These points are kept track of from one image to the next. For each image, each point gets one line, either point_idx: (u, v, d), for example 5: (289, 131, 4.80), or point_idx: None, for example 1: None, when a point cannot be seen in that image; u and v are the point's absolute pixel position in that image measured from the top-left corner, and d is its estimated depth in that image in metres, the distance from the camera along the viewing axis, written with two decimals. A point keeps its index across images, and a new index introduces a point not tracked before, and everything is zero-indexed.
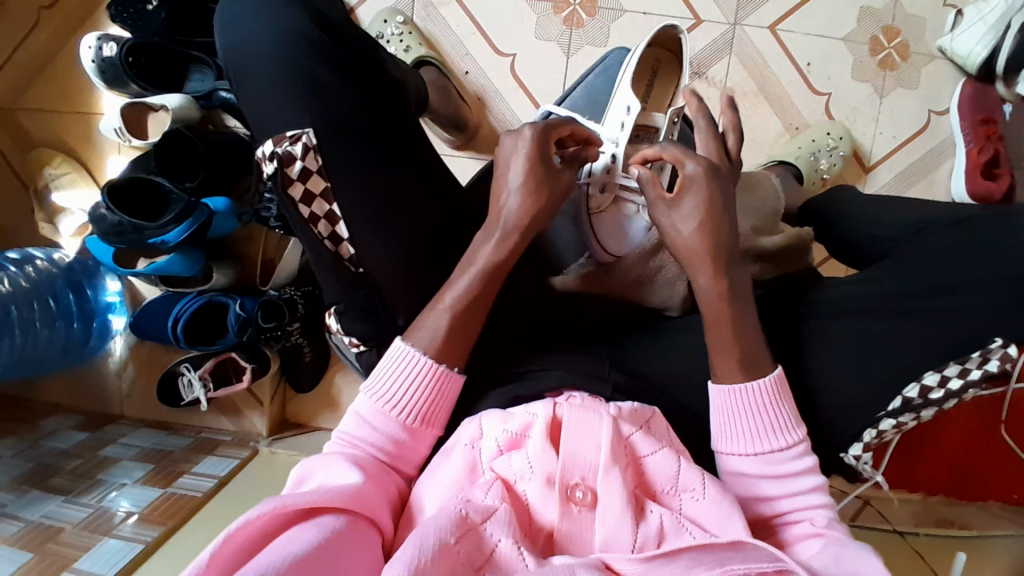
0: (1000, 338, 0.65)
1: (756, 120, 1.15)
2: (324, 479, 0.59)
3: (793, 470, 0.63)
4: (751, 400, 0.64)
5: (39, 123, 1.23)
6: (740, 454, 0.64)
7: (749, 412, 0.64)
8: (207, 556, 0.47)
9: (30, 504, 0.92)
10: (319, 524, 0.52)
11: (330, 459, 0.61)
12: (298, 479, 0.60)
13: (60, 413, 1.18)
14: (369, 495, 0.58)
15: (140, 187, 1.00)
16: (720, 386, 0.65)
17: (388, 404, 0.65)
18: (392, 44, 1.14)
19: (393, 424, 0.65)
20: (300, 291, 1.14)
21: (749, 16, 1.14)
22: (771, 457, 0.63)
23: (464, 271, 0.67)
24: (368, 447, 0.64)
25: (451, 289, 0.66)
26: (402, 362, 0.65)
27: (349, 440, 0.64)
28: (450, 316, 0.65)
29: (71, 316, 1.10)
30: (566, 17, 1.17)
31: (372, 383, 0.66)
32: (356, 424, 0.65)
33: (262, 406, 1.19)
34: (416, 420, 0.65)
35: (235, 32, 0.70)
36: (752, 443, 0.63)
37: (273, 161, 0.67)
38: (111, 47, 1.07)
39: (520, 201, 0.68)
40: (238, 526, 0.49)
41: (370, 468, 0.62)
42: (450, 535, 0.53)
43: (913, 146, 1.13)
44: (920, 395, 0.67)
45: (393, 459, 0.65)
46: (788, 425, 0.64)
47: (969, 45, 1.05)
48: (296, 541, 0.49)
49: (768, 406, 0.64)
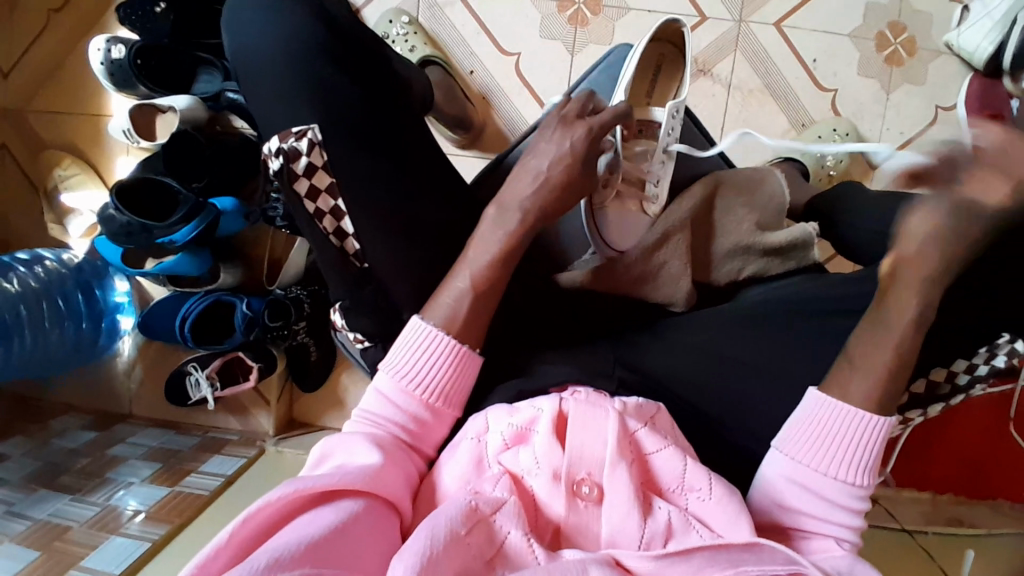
0: (1008, 334, 0.66)
1: (763, 118, 1.15)
2: (345, 459, 0.59)
3: (844, 501, 0.61)
4: (838, 422, 0.62)
5: (46, 125, 1.24)
6: (799, 463, 0.62)
7: (834, 437, 0.61)
8: (225, 536, 0.48)
9: (39, 502, 0.93)
10: (339, 508, 0.53)
11: (352, 437, 0.61)
12: (321, 456, 0.60)
13: (70, 413, 1.19)
14: (389, 479, 0.57)
15: (150, 188, 1.01)
16: (824, 396, 0.63)
17: (408, 380, 0.64)
18: (397, 44, 1.14)
19: (414, 403, 0.64)
20: (306, 291, 1.13)
21: (755, 13, 1.14)
22: (833, 484, 0.61)
23: (484, 249, 0.68)
24: (391, 426, 0.64)
25: (470, 268, 0.67)
26: (424, 342, 0.65)
27: (372, 419, 0.64)
28: (468, 298, 0.66)
29: (80, 316, 1.11)
30: (571, 16, 1.17)
31: (393, 361, 0.66)
32: (377, 402, 0.65)
33: (268, 406, 1.19)
34: (437, 398, 0.65)
35: (241, 32, 0.70)
36: (826, 463, 0.61)
37: (278, 157, 0.67)
38: (119, 49, 1.07)
39: (536, 189, 0.69)
40: (256, 509, 0.50)
41: (390, 447, 0.61)
42: (460, 526, 0.53)
43: (921, 143, 1.12)
44: (926, 389, 0.70)
45: (414, 438, 0.64)
46: (864, 464, 0.61)
47: (976, 41, 1.05)
48: (311, 528, 0.50)
49: (856, 437, 0.61)
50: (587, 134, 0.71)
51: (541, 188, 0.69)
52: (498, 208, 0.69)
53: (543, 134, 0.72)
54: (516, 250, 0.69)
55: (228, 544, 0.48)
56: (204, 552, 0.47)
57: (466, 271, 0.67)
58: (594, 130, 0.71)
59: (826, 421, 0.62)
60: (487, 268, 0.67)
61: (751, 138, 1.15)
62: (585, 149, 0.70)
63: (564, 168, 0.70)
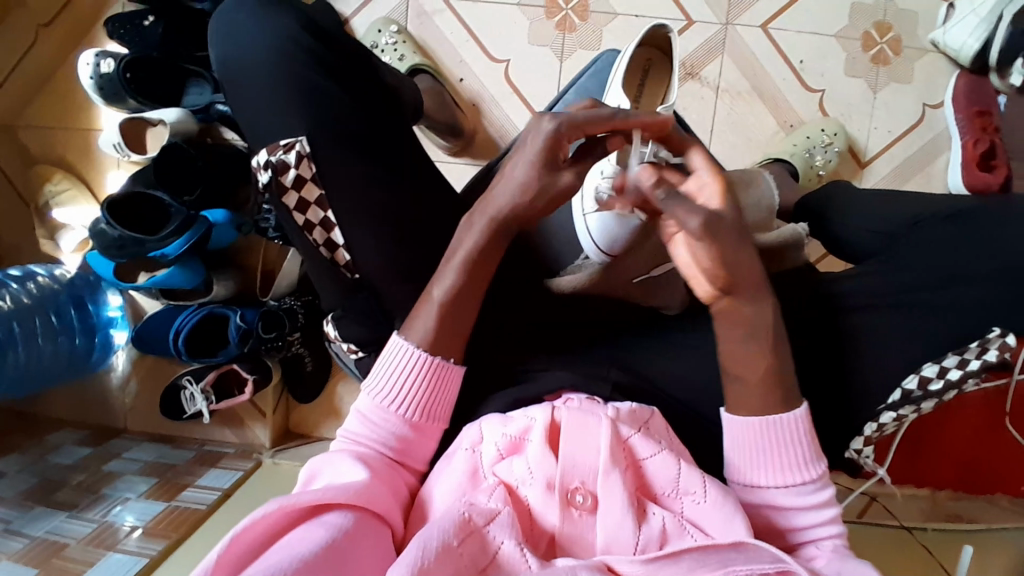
0: (999, 328, 0.68)
1: (752, 119, 1.15)
2: (331, 479, 0.60)
3: (810, 501, 0.61)
4: (771, 432, 0.61)
5: (36, 140, 1.24)
6: (756, 476, 0.62)
7: (769, 448, 0.61)
8: (213, 558, 0.47)
9: (35, 519, 0.92)
10: (327, 523, 0.52)
11: (336, 456, 0.62)
12: (307, 477, 0.61)
13: (65, 428, 1.19)
14: (376, 492, 0.58)
15: (139, 202, 1.00)
16: (735, 417, 0.63)
17: (385, 398, 0.65)
18: (386, 54, 1.15)
19: (394, 420, 0.65)
20: (300, 300, 1.13)
21: (741, 16, 1.15)
22: (794, 488, 0.61)
23: (452, 263, 0.67)
24: (374, 444, 0.64)
25: (444, 280, 0.66)
26: (399, 359, 0.65)
27: (355, 437, 0.65)
28: (438, 314, 0.66)
29: (73, 331, 1.11)
30: (559, 22, 1.17)
31: (371, 382, 0.66)
32: (359, 423, 0.65)
33: (264, 417, 1.19)
34: (418, 414, 0.65)
35: (228, 44, 0.70)
36: (777, 475, 0.61)
37: (267, 170, 0.67)
38: (108, 63, 1.08)
39: (517, 197, 0.66)
40: (244, 528, 0.49)
41: (376, 465, 0.62)
42: (453, 538, 0.53)
43: (909, 141, 1.13)
44: (919, 387, 0.68)
45: (398, 454, 0.65)
46: (807, 459, 0.62)
47: (961, 38, 1.05)
48: (302, 544, 0.50)
49: (781, 442, 0.61)
50: (562, 131, 0.64)
51: (520, 196, 0.66)
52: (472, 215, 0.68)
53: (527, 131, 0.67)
54: (492, 257, 0.67)
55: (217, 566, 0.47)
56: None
57: (441, 282, 0.66)
58: (560, 125, 0.64)
59: (755, 437, 0.61)
60: (457, 284, 0.66)
61: (740, 139, 1.15)
62: (551, 147, 0.65)
63: (540, 179, 0.65)
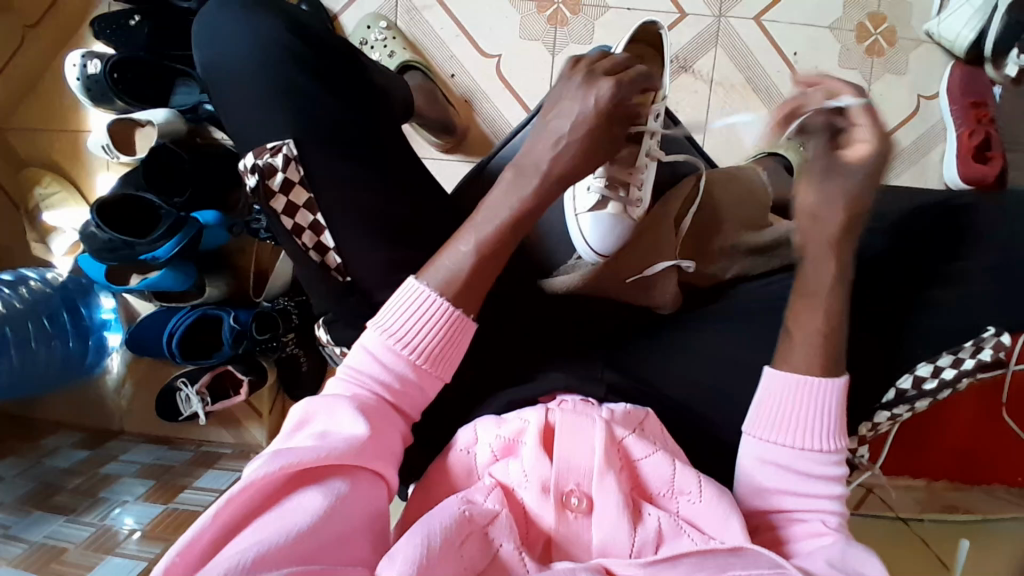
0: (992, 327, 0.67)
1: (746, 112, 1.15)
2: (329, 425, 0.58)
3: (818, 472, 0.62)
4: (795, 391, 0.62)
5: (24, 143, 1.23)
6: (760, 439, 0.63)
7: (786, 405, 0.63)
8: (211, 514, 0.49)
9: (33, 524, 0.92)
10: (324, 488, 0.53)
11: (336, 401, 0.60)
12: (301, 420, 0.59)
13: (61, 432, 1.19)
14: (374, 452, 0.57)
15: (128, 205, 0.99)
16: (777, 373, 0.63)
17: (398, 342, 0.62)
18: (376, 51, 1.14)
19: (402, 364, 0.62)
20: (293, 300, 1.13)
21: (735, 8, 1.13)
22: (800, 456, 0.62)
23: (493, 215, 0.65)
24: (376, 387, 0.62)
25: (478, 232, 0.65)
26: (414, 302, 0.63)
27: (357, 377, 0.62)
28: (471, 262, 0.64)
29: (67, 334, 1.10)
30: (550, 16, 1.16)
31: (381, 318, 0.63)
32: (363, 359, 0.63)
33: (261, 418, 1.20)
34: (426, 360, 0.63)
35: (211, 49, 0.69)
36: (793, 439, 0.62)
37: (254, 174, 0.67)
38: (95, 64, 1.06)
39: (562, 152, 0.66)
40: (239, 491, 0.50)
41: (376, 412, 0.60)
42: (454, 538, 0.53)
43: (904, 133, 1.12)
44: (914, 386, 0.68)
45: (400, 401, 0.63)
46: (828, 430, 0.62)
47: (957, 28, 1.04)
48: (297, 515, 0.50)
49: (810, 406, 0.62)
50: (613, 98, 0.66)
51: (564, 154, 0.66)
52: (515, 171, 0.67)
53: (562, 91, 0.67)
54: (520, 229, 0.66)
55: (213, 522, 0.49)
56: (189, 535, 0.48)
57: (472, 235, 0.65)
58: (620, 92, 0.66)
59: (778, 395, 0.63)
60: (495, 231, 0.65)
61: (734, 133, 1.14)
62: (608, 110, 0.66)
63: (583, 138, 0.66)
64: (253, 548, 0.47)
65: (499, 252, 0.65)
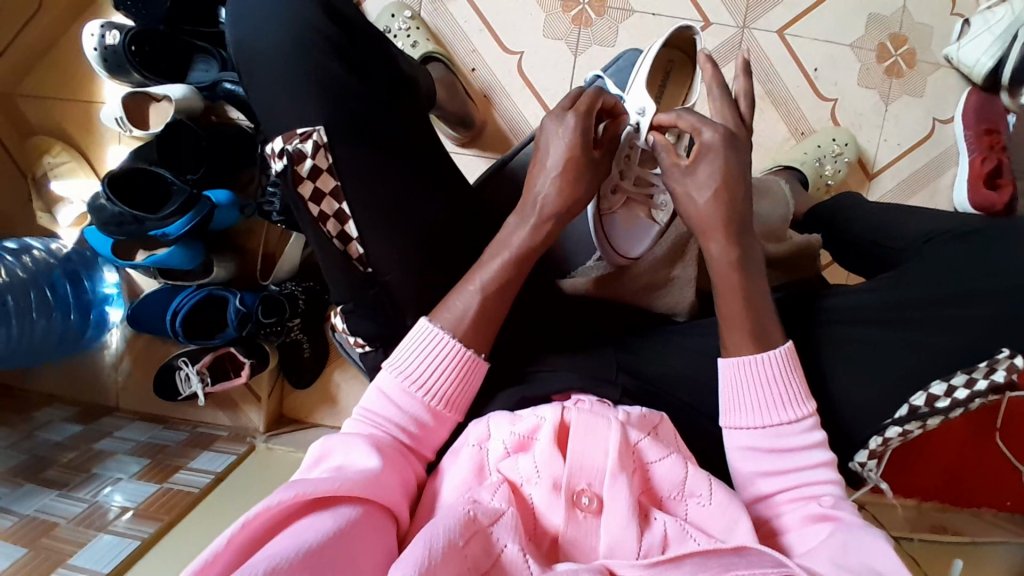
0: (1007, 348, 0.65)
1: (762, 124, 1.15)
2: (344, 461, 0.58)
3: (800, 443, 0.63)
4: (757, 371, 0.64)
5: (36, 110, 1.22)
6: (747, 428, 0.64)
7: (761, 383, 0.64)
8: (225, 539, 0.47)
9: (24, 498, 0.91)
10: (336, 514, 0.52)
11: (352, 439, 0.61)
12: (319, 455, 0.59)
13: (54, 405, 1.17)
14: (387, 482, 0.57)
15: (141, 178, 0.98)
16: (728, 359, 0.65)
17: (414, 384, 0.64)
18: (400, 39, 1.13)
19: (417, 405, 0.64)
20: (301, 286, 1.13)
21: (758, 20, 1.14)
22: (778, 430, 0.63)
23: (523, 220, 0.70)
24: (392, 427, 0.63)
25: (483, 271, 0.67)
26: (428, 342, 0.65)
27: (371, 417, 0.64)
28: (510, 262, 0.68)
29: (68, 308, 1.09)
30: (575, 16, 1.16)
31: (396, 359, 0.65)
32: (379, 400, 0.64)
33: (260, 402, 1.19)
34: (441, 403, 0.65)
35: (246, 27, 0.69)
36: (761, 416, 0.63)
37: (283, 158, 0.67)
38: (113, 35, 1.05)
39: (555, 185, 0.70)
40: (256, 514, 0.49)
41: (390, 451, 0.61)
42: (458, 538, 0.52)
43: (918, 154, 1.13)
44: (927, 404, 0.67)
45: (415, 443, 0.64)
46: (796, 399, 0.64)
47: (975, 55, 1.06)
48: (312, 532, 0.49)
49: (764, 377, 0.64)
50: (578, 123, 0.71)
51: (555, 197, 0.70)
52: (520, 214, 0.70)
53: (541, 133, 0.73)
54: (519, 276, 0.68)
55: (226, 548, 0.47)
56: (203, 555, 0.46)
57: (475, 276, 0.67)
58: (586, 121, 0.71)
59: (762, 392, 0.64)
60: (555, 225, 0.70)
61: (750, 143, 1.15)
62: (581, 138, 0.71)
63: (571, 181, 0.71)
64: (264, 559, 0.45)
65: (502, 297, 0.67)
